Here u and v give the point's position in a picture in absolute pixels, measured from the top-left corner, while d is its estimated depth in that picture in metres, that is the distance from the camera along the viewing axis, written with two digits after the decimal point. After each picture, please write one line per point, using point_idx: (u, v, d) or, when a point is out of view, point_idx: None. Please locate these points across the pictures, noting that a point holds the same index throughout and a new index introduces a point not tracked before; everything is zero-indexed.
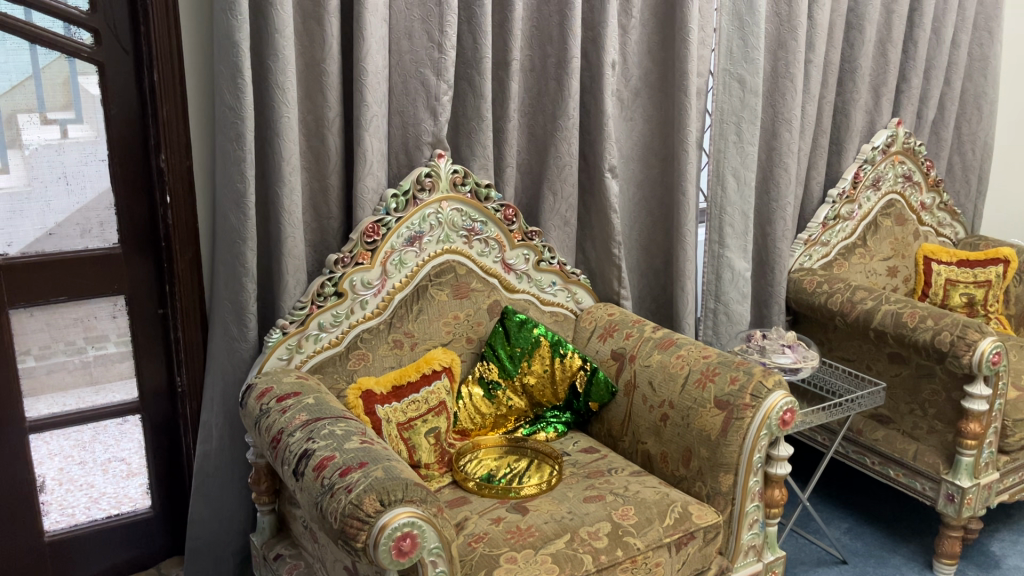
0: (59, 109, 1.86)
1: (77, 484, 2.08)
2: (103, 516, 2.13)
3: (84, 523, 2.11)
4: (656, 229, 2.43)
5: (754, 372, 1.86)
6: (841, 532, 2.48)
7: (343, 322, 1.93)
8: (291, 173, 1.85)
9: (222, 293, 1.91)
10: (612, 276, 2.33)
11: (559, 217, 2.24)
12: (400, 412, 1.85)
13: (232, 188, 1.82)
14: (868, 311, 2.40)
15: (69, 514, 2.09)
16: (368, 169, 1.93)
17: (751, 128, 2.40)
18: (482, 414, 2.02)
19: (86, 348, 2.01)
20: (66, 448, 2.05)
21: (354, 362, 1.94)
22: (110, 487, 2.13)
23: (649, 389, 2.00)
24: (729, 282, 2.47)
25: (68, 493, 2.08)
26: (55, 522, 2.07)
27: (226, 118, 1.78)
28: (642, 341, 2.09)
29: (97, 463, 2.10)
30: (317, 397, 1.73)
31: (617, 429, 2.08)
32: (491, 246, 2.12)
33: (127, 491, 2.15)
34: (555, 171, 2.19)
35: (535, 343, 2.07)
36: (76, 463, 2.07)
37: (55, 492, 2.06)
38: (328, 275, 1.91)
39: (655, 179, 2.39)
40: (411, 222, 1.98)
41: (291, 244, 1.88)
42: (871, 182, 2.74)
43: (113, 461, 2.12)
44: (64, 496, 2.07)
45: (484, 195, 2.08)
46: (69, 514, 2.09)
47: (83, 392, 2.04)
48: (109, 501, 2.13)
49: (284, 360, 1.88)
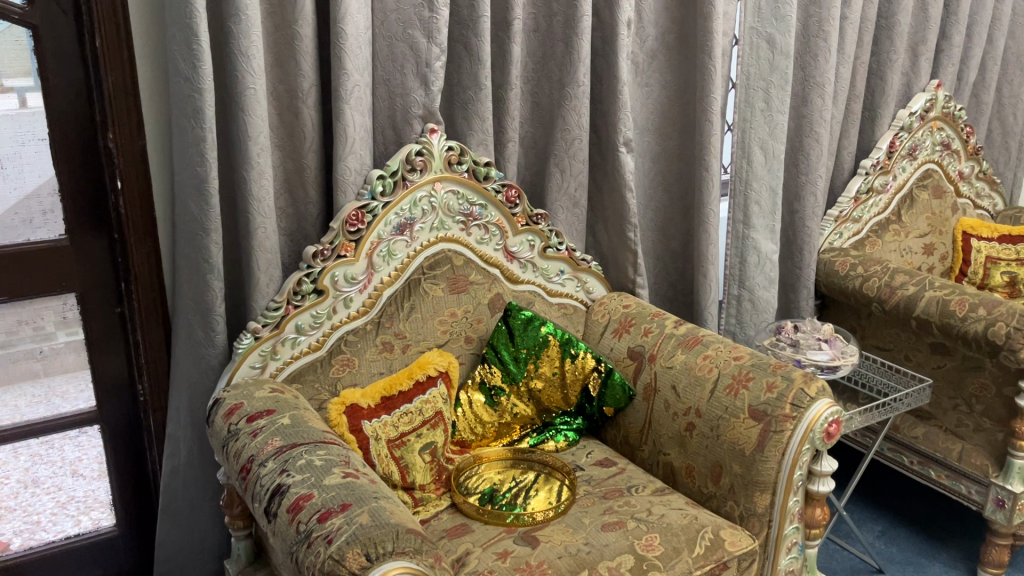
0: (18, 76, 1.60)
1: (43, 486, 1.86)
2: (71, 523, 1.91)
3: (50, 531, 1.89)
4: (673, 209, 2.18)
5: (794, 377, 1.63)
6: (874, 536, 2.27)
7: (324, 323, 1.70)
8: (259, 155, 1.59)
9: (186, 292, 1.66)
10: (627, 262, 2.08)
11: (567, 197, 1.99)
12: (390, 428, 1.62)
13: (191, 172, 1.57)
14: (909, 297, 2.15)
15: (34, 521, 1.87)
16: (349, 147, 1.67)
17: (781, 95, 2.14)
18: (484, 423, 1.79)
19: (57, 334, 1.77)
20: (31, 448, 1.83)
21: (338, 368, 1.70)
22: (79, 490, 1.91)
23: (672, 394, 1.77)
24: (755, 266, 2.22)
25: (34, 498, 1.86)
26: (17, 531, 1.85)
27: (182, 90, 1.52)
28: (663, 338, 1.85)
29: (66, 462, 1.88)
30: (293, 417, 1.49)
31: (634, 436, 1.85)
32: (492, 233, 1.88)
33: (98, 495, 1.93)
34: (563, 145, 1.93)
35: (544, 342, 1.83)
36: (44, 463, 1.85)
37: (21, 496, 1.85)
38: (306, 270, 1.67)
39: (674, 153, 2.14)
40: (400, 206, 1.74)
41: (262, 236, 1.63)
42: (907, 151, 2.49)
43: (83, 460, 1.89)
44: (30, 501, 1.86)
45: (483, 174, 1.83)
46: (33, 522, 1.87)
47: (53, 382, 1.81)
48: (78, 507, 1.91)
49: (257, 368, 1.65)
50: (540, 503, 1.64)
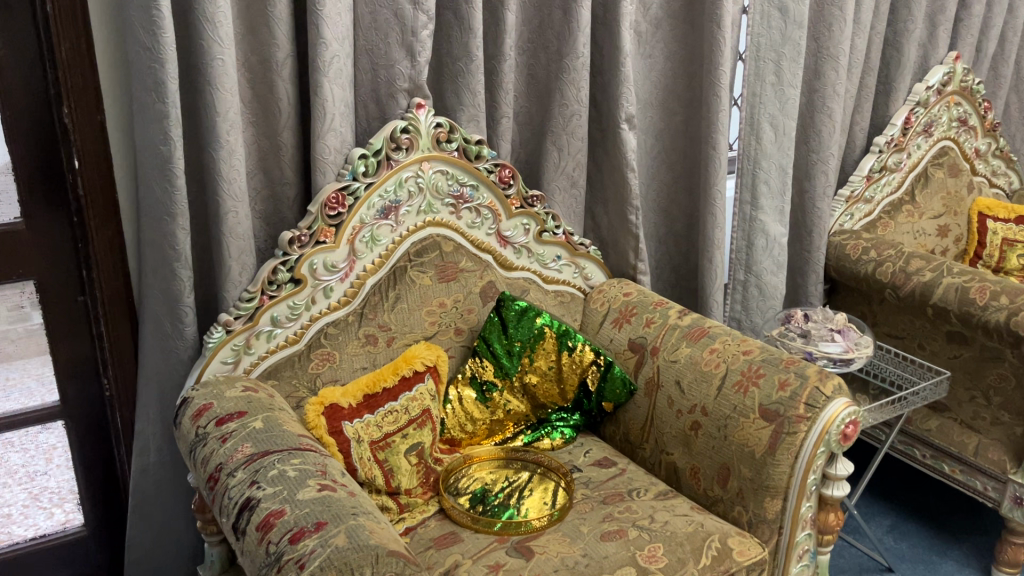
0: None
1: (13, 477, 1.76)
2: (44, 516, 1.80)
3: (21, 524, 1.78)
4: (677, 189, 2.06)
5: (808, 374, 1.52)
6: (883, 531, 2.17)
7: (302, 315, 1.58)
8: (229, 132, 1.45)
9: (152, 281, 1.54)
10: (627, 246, 1.95)
11: (565, 177, 1.86)
12: (374, 428, 1.51)
13: (155, 151, 1.43)
14: (926, 284, 2.03)
15: (4, 513, 1.77)
16: (328, 124, 1.54)
17: (793, 67, 2.00)
18: (475, 420, 1.68)
19: (32, 315, 1.64)
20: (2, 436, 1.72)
21: (317, 363, 1.57)
22: (52, 482, 1.79)
23: (676, 390, 1.66)
24: (762, 250, 2.10)
25: (5, 488, 1.77)
26: None
27: (142, 61, 1.38)
28: (666, 330, 1.73)
29: (38, 451, 1.76)
30: (266, 420, 1.37)
31: (636, 434, 1.74)
32: (484, 216, 1.75)
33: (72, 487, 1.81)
34: (561, 121, 1.80)
35: (539, 335, 1.71)
36: (15, 451, 1.74)
37: None
38: (282, 257, 1.54)
39: (678, 129, 2.01)
40: (385, 188, 1.61)
41: (233, 221, 1.50)
42: (923, 127, 2.36)
43: (57, 449, 1.77)
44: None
45: (474, 153, 1.70)
46: (3, 514, 1.77)
47: (30, 364, 1.69)
48: (51, 499, 1.80)
49: (229, 364, 1.53)
50: (536, 504, 1.55)
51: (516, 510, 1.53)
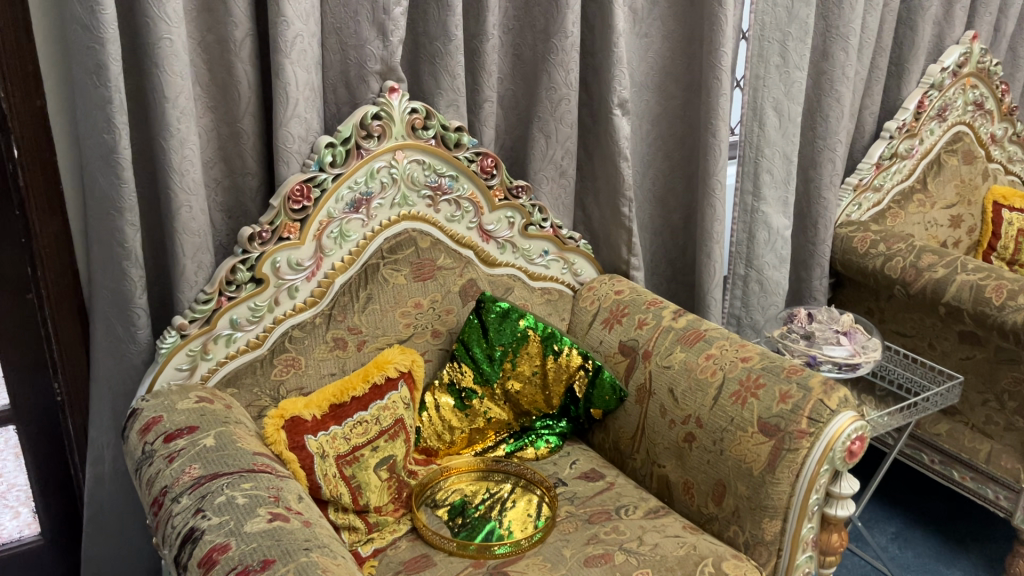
0: None
1: None
2: (9, 513, 1.69)
3: None
4: (674, 177, 1.93)
5: (811, 386, 1.40)
6: (887, 539, 2.06)
7: (264, 317, 1.46)
8: (179, 120, 1.32)
9: (101, 280, 1.41)
10: (620, 240, 1.82)
11: (553, 166, 1.73)
12: (341, 441, 1.39)
13: (98, 141, 1.31)
14: (938, 281, 1.90)
15: None
16: (291, 110, 1.41)
17: (800, 48, 1.86)
18: (453, 429, 1.57)
19: None
20: None
21: (282, 369, 1.46)
22: (22, 479, 1.67)
23: (669, 398, 1.54)
24: (764, 243, 1.97)
25: None
26: None
27: (81, 40, 1.25)
28: (659, 333, 1.61)
29: (8, 445, 1.64)
30: (218, 436, 1.26)
31: (626, 443, 1.63)
32: (464, 209, 1.62)
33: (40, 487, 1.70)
34: (548, 106, 1.67)
35: (523, 338, 1.59)
36: None
37: None
38: (242, 255, 1.42)
39: (676, 114, 1.87)
40: (355, 179, 1.48)
41: (186, 216, 1.37)
42: (937, 112, 2.22)
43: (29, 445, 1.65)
44: None
45: (453, 141, 1.57)
46: None
47: None
48: (18, 497, 1.68)
49: (184, 371, 1.41)
50: (519, 516, 1.44)
51: (498, 523, 1.43)
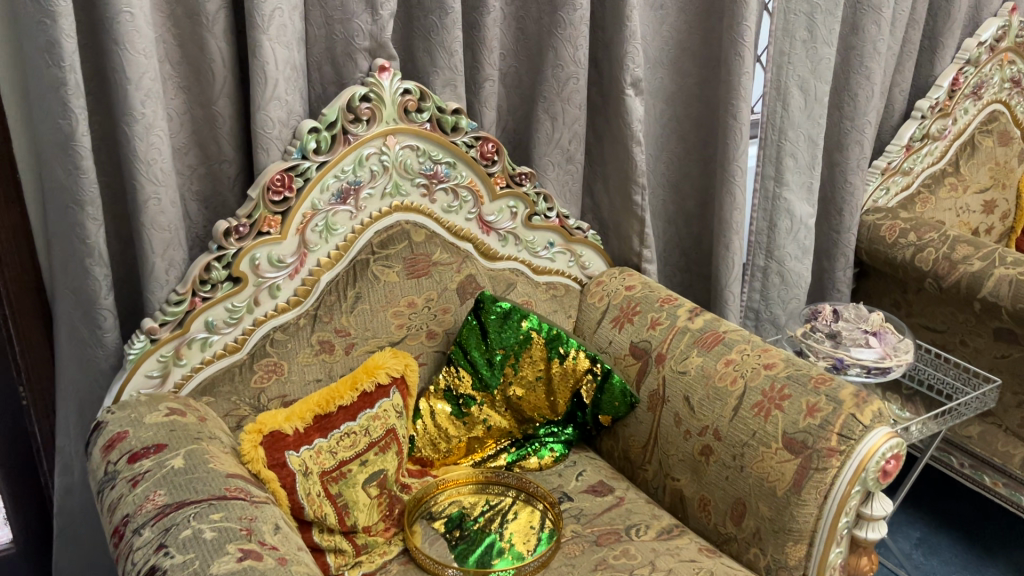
0: None
1: None
2: None
3: None
4: (689, 162, 1.79)
5: (842, 399, 1.27)
6: (911, 545, 1.95)
7: (243, 318, 1.34)
8: (144, 103, 1.18)
9: (63, 278, 1.29)
10: (632, 231, 1.69)
11: (559, 150, 1.59)
12: (326, 456, 1.28)
13: (54, 126, 1.17)
14: (974, 275, 1.76)
15: None
16: (269, 91, 1.27)
17: (829, 21, 1.71)
18: (450, 438, 1.45)
19: None
20: None
21: (262, 376, 1.34)
22: None
23: (685, 407, 1.42)
24: (786, 232, 1.84)
25: None
26: None
27: (30, 14, 1.11)
28: (674, 334, 1.49)
29: None
30: (188, 455, 1.13)
31: (637, 452, 1.51)
32: (462, 198, 1.49)
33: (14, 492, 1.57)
34: (554, 85, 1.53)
35: (525, 340, 1.47)
36: None
37: None
38: (217, 252, 1.29)
39: (692, 92, 1.73)
40: (342, 167, 1.35)
41: (154, 210, 1.24)
42: (972, 89, 2.07)
43: None
44: None
45: (450, 124, 1.43)
46: None
47: None
48: None
49: (155, 378, 1.29)
50: (521, 529, 1.34)
51: (498, 535, 1.33)
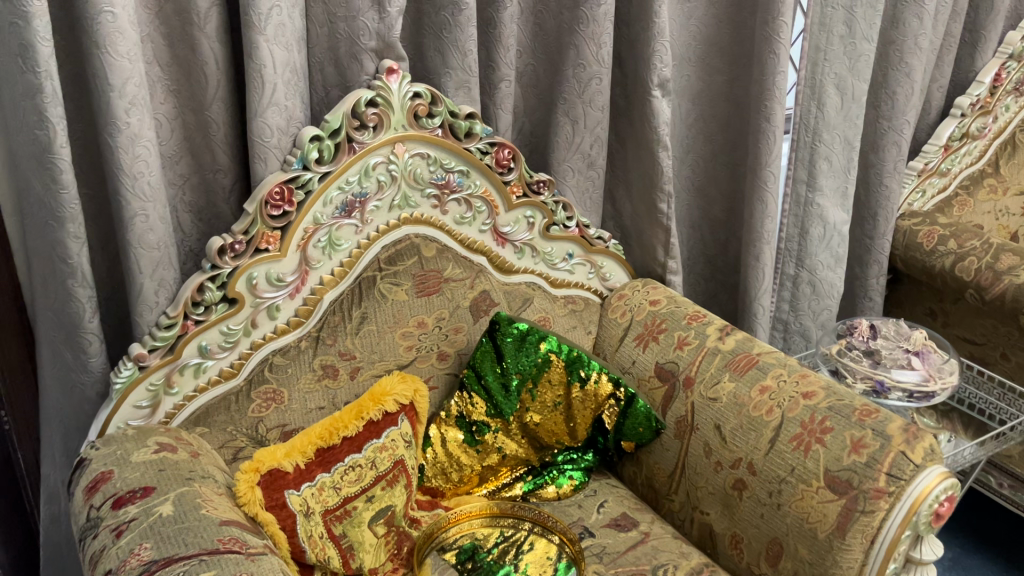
0: None
1: None
2: None
3: None
4: (716, 165, 1.68)
5: (890, 434, 1.16)
6: (945, 568, 1.85)
7: (239, 342, 1.24)
8: (128, 111, 1.08)
9: (44, 300, 1.19)
10: (656, 240, 1.58)
11: (580, 156, 1.48)
12: (330, 493, 1.18)
13: (29, 137, 1.07)
14: (1021, 288, 1.64)
15: None
16: (267, 96, 1.16)
17: (869, 15, 1.59)
18: (462, 468, 1.35)
19: None
20: None
21: (261, 404, 1.24)
22: None
23: (715, 436, 1.31)
24: (818, 240, 1.73)
25: None
26: None
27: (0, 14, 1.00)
28: (704, 355, 1.38)
29: None
30: (178, 500, 1.03)
31: (662, 481, 1.41)
32: (476, 209, 1.39)
33: None
34: (575, 86, 1.41)
35: (544, 363, 1.37)
36: None
37: None
38: (211, 271, 1.18)
39: (721, 92, 1.61)
40: (346, 177, 1.25)
41: (142, 227, 1.14)
42: (1014, 85, 1.95)
43: None
44: None
45: (463, 130, 1.33)
46: None
47: None
48: None
49: (145, 408, 1.19)
50: (536, 560, 1.22)
51: (513, 567, 1.21)
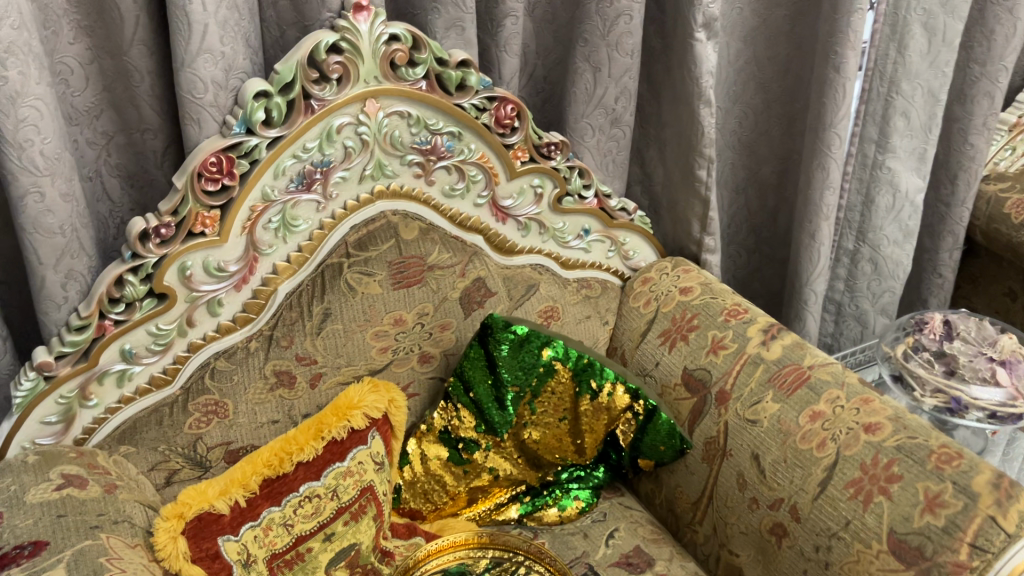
0: None
1: None
2: None
3: None
4: (769, 119, 1.39)
5: (978, 492, 0.90)
6: None
7: (173, 343, 1.01)
8: (6, 61, 0.82)
9: None
10: (691, 212, 1.31)
11: (603, 111, 1.21)
12: (276, 535, 0.97)
13: None
14: None
15: None
16: (197, 41, 0.90)
17: None
18: (446, 488, 1.14)
19: None
20: None
21: (200, 419, 1.02)
22: None
23: (753, 469, 1.07)
24: (886, 210, 1.46)
25: None
26: None
27: None
28: (743, 365, 1.14)
29: None
30: (75, 564, 0.78)
31: (685, 507, 1.20)
32: (469, 178, 1.14)
33: None
34: (598, 27, 1.13)
35: (547, 371, 1.13)
36: None
37: None
38: (132, 261, 0.94)
39: (781, 29, 1.31)
40: (304, 143, 1.00)
41: (39, 208, 0.90)
42: None
43: None
44: None
45: (455, 81, 1.06)
46: None
47: None
48: None
49: (54, 424, 0.97)
50: None
51: None
